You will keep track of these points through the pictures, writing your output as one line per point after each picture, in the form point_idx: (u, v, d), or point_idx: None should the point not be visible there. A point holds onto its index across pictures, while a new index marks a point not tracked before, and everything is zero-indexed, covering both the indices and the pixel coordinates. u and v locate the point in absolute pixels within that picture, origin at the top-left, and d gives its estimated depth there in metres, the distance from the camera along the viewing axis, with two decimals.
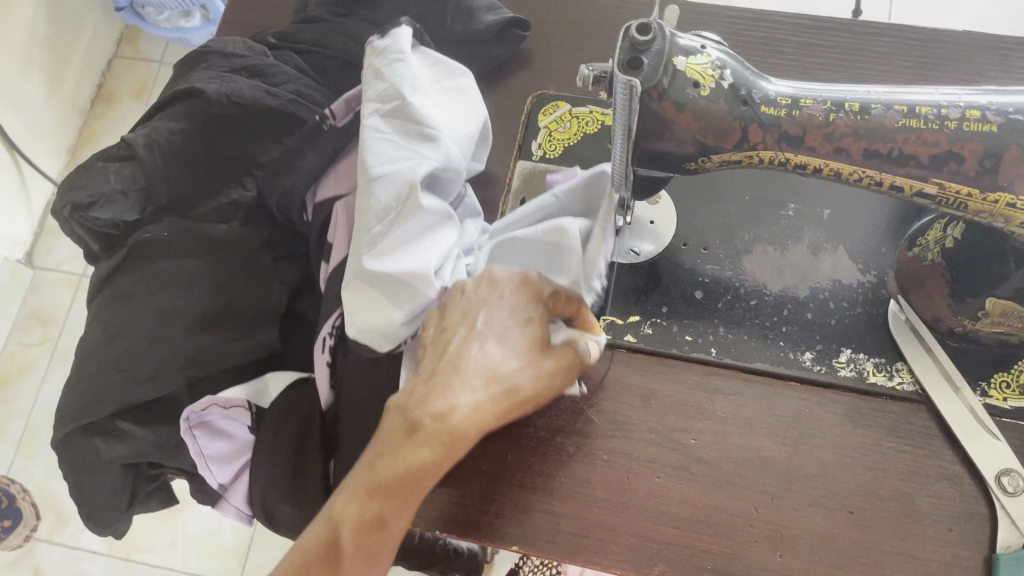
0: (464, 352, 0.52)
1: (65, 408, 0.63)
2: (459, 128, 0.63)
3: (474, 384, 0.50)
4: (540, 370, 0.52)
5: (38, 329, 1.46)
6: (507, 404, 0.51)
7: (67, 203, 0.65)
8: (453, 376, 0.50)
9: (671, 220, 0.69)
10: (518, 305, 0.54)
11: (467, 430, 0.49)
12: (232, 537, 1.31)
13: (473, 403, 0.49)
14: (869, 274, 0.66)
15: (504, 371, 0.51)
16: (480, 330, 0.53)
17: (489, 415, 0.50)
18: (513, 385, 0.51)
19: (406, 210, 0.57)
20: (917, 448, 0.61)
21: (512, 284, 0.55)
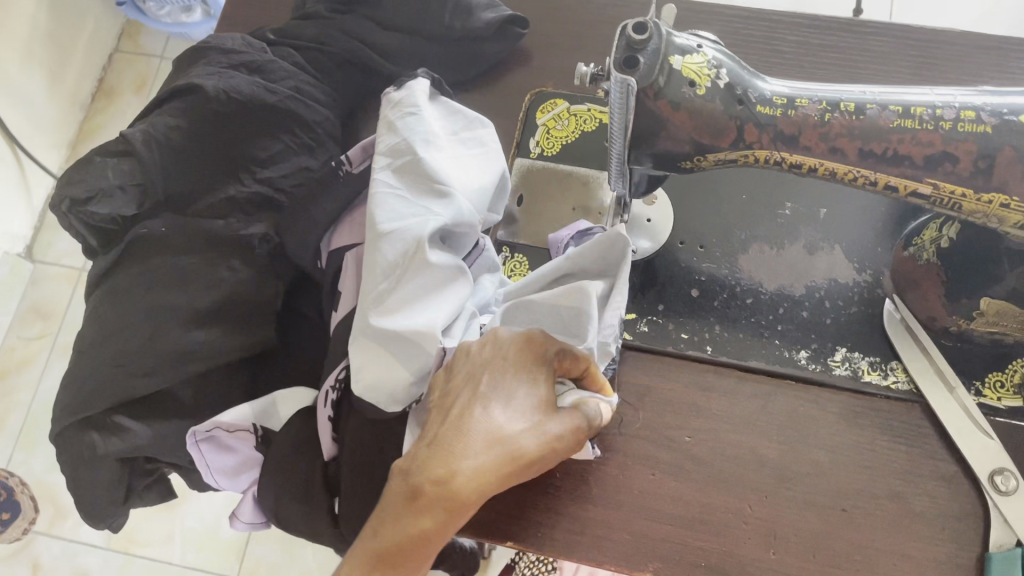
0: (468, 414, 0.47)
1: (63, 402, 0.64)
2: (474, 181, 0.60)
3: (478, 445, 0.45)
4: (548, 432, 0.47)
5: (38, 323, 1.46)
6: (515, 469, 0.45)
7: (66, 198, 0.66)
8: (456, 437, 0.45)
9: (668, 218, 0.69)
10: (524, 366, 0.49)
11: (470, 493, 0.44)
12: (230, 531, 1.32)
13: (476, 466, 0.44)
14: (865, 273, 0.66)
15: (512, 433, 0.46)
16: (485, 392, 0.48)
17: (497, 481, 0.45)
18: (520, 447, 0.45)
19: (414, 267, 0.54)
20: (910, 447, 0.61)
21: (517, 344, 0.50)
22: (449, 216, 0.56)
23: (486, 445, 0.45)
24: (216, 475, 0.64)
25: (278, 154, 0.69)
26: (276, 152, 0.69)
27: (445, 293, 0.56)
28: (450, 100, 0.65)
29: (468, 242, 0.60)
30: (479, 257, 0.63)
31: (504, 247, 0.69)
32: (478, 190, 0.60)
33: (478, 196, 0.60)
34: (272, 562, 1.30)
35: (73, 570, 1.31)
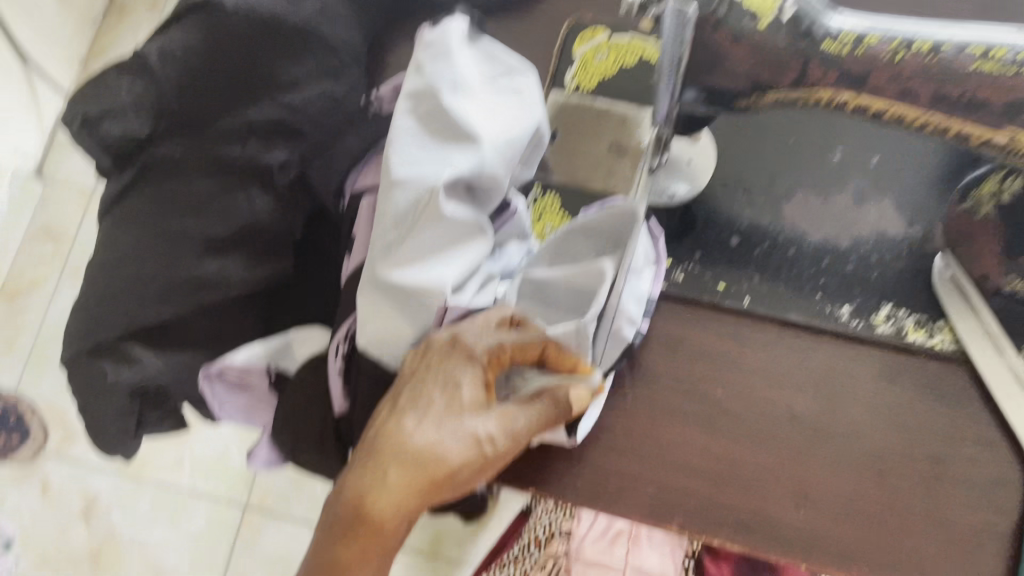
0: (386, 429, 0.47)
1: (77, 327, 0.62)
2: (503, 131, 0.56)
3: (390, 462, 0.45)
4: (467, 438, 0.46)
5: (49, 243, 1.44)
6: (433, 481, 0.45)
7: (80, 114, 0.64)
8: (370, 458, 0.46)
9: (709, 162, 0.65)
10: (446, 366, 0.48)
11: (384, 514, 0.44)
12: (239, 460, 1.32)
13: (388, 484, 0.45)
14: (916, 227, 0.63)
15: (425, 445, 0.46)
16: (403, 404, 0.48)
17: (414, 494, 0.45)
18: (434, 459, 0.45)
19: (426, 219, 0.52)
20: (953, 410, 0.58)
21: (444, 346, 0.49)
22: (467, 165, 0.53)
23: (397, 462, 0.45)
24: (229, 410, 0.62)
25: (303, 77, 0.64)
26: (298, 76, 0.64)
27: (458, 249, 0.54)
28: (491, 41, 0.60)
29: (496, 195, 0.57)
30: (511, 219, 0.60)
31: (535, 185, 0.66)
32: (507, 140, 0.55)
33: (507, 149, 0.56)
34: (280, 491, 1.30)
35: (82, 491, 1.32)
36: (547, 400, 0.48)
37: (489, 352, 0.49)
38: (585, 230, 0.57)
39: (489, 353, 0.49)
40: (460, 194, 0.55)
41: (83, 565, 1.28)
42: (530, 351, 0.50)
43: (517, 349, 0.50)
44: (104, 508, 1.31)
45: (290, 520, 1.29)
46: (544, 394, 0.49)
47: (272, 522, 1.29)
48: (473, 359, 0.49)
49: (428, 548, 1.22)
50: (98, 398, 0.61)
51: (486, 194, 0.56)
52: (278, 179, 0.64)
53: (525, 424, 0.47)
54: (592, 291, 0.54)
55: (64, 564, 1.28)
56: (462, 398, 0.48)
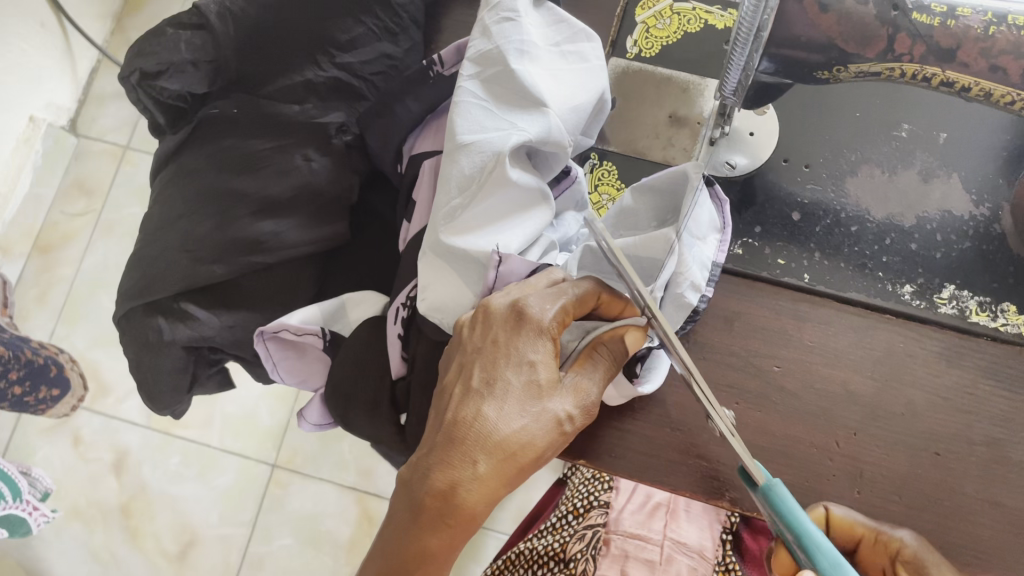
0: (463, 416, 0.45)
1: (132, 283, 0.62)
2: (569, 98, 0.55)
3: (478, 450, 0.44)
4: (550, 419, 0.46)
5: (82, 199, 1.44)
6: (522, 465, 0.45)
7: (135, 69, 0.61)
8: (453, 447, 0.45)
9: (773, 134, 0.64)
10: (518, 343, 0.47)
11: (476, 500, 0.44)
12: (268, 420, 1.32)
13: (479, 474, 0.44)
14: (983, 207, 0.62)
15: (512, 432, 0.45)
16: (478, 389, 0.46)
17: (503, 480, 0.45)
18: (522, 445, 0.45)
19: (491, 184, 0.52)
20: (1015, 395, 0.57)
21: (509, 319, 0.48)
22: (535, 131, 0.53)
23: (485, 451, 0.44)
24: (281, 373, 0.62)
25: (360, 38, 0.62)
26: (357, 37, 0.62)
27: (522, 215, 0.54)
28: (559, 6, 0.59)
29: (558, 163, 0.57)
30: (569, 187, 0.60)
31: (592, 153, 0.65)
32: (574, 107, 0.55)
33: (574, 115, 0.55)
34: (309, 451, 1.31)
35: (114, 445, 1.33)
36: (605, 354, 0.49)
37: (556, 320, 0.48)
38: (641, 197, 0.56)
39: (557, 320, 0.48)
40: (523, 161, 0.54)
41: (115, 516, 1.30)
42: (588, 303, 0.50)
43: (577, 308, 0.49)
44: (134, 462, 1.32)
45: (317, 480, 1.29)
46: (599, 350, 0.49)
47: (301, 481, 1.30)
48: (543, 332, 0.47)
49: None
50: (151, 355, 0.62)
51: (548, 161, 0.57)
52: (334, 140, 0.63)
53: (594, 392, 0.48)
54: (659, 259, 0.53)
55: (96, 515, 1.30)
56: (540, 377, 0.47)
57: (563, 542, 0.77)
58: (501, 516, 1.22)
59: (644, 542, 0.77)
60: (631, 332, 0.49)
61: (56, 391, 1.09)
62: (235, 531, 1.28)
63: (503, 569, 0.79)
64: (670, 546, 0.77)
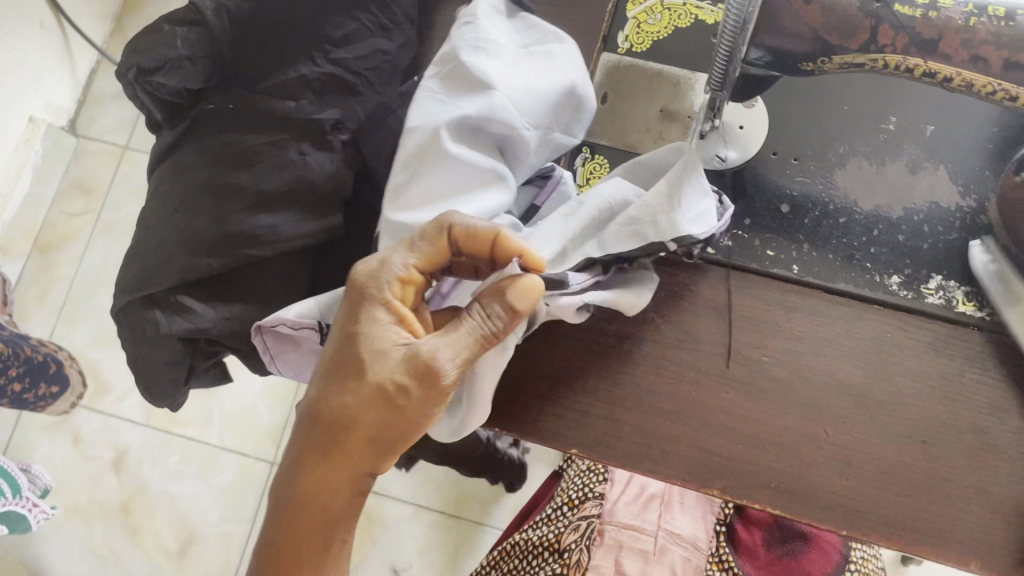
0: (302, 406, 0.49)
1: (130, 276, 0.63)
2: (519, 82, 0.56)
3: (309, 429, 0.47)
4: (376, 388, 0.46)
5: (81, 198, 1.45)
6: (347, 438, 0.47)
7: (132, 65, 0.62)
8: (294, 433, 0.48)
9: (762, 126, 0.65)
10: (350, 314, 0.49)
11: (315, 475, 0.47)
12: (268, 417, 1.33)
13: (312, 450, 0.47)
14: (970, 198, 0.62)
15: (335, 406, 0.46)
16: (315, 375, 0.49)
17: (336, 455, 0.47)
18: (346, 417, 0.46)
19: (432, 158, 0.55)
20: (1001, 382, 0.58)
21: (350, 297, 0.49)
22: (475, 108, 0.54)
23: (314, 428, 0.47)
24: (279, 365, 0.63)
25: (353, 33, 0.64)
26: (351, 32, 0.64)
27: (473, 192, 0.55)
28: (533, 15, 0.62)
29: (524, 151, 0.58)
30: (555, 187, 0.62)
31: (584, 147, 0.66)
32: (527, 91, 0.56)
33: (528, 99, 0.56)
34: None
35: (114, 443, 1.34)
36: (462, 324, 0.47)
37: (392, 290, 0.49)
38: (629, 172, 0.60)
39: (393, 288, 0.49)
40: (477, 144, 0.56)
41: (115, 515, 1.31)
42: (439, 256, 0.50)
43: (430, 266, 0.50)
44: (134, 461, 1.33)
45: None
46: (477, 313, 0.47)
47: None
48: (377, 301, 0.48)
49: (453, 506, 1.24)
50: (150, 347, 0.63)
51: (515, 151, 0.58)
52: (330, 137, 0.64)
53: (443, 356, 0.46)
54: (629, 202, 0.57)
55: (96, 514, 1.31)
56: (372, 344, 0.47)
57: (558, 533, 0.77)
58: (499, 513, 1.23)
59: (638, 532, 0.76)
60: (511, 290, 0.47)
61: (56, 389, 1.08)
62: (235, 528, 1.29)
63: (499, 559, 0.79)
64: (665, 537, 0.76)
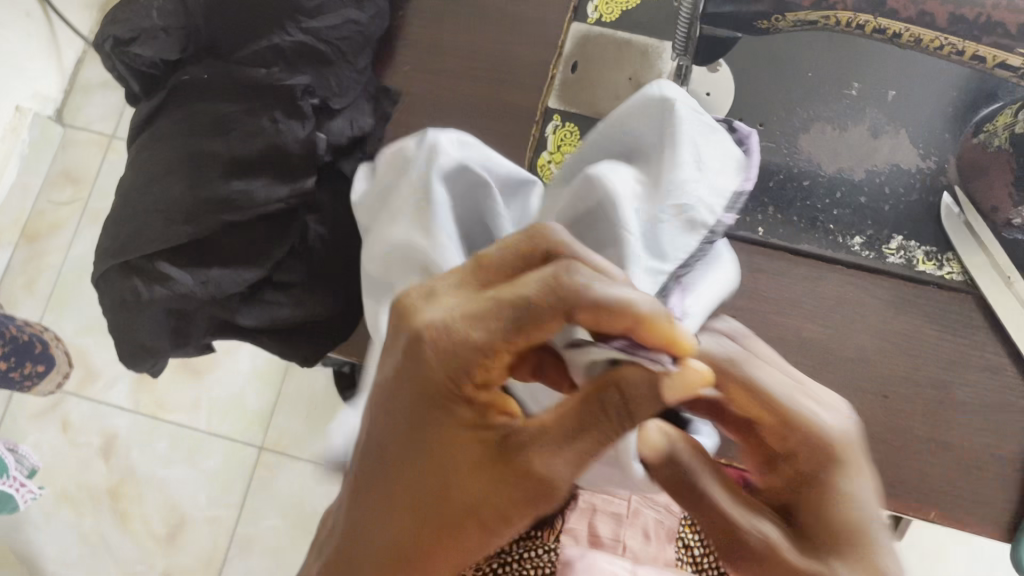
0: (370, 474, 0.41)
1: (109, 243, 0.65)
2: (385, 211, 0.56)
3: (377, 507, 0.40)
4: (476, 496, 0.39)
5: (68, 186, 1.41)
6: (430, 540, 0.40)
7: (110, 36, 0.66)
8: (358, 500, 0.41)
9: (728, 93, 0.66)
10: (429, 389, 0.39)
11: (376, 563, 0.41)
12: (256, 403, 1.26)
13: (385, 536, 0.40)
14: (930, 160, 0.63)
15: (418, 498, 0.39)
16: (388, 450, 0.40)
17: (414, 548, 0.40)
18: (433, 515, 0.39)
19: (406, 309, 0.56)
20: (961, 338, 0.60)
21: (419, 363, 0.38)
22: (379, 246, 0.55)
23: (388, 512, 0.40)
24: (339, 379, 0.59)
25: (328, 4, 0.65)
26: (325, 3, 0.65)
27: None
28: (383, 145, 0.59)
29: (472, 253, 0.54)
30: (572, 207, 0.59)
31: (554, 115, 0.67)
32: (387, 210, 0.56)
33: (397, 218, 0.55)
34: (294, 432, 1.25)
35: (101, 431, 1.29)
36: (588, 438, 0.36)
37: (481, 376, 0.38)
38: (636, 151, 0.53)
39: (483, 374, 0.38)
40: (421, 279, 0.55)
41: (104, 500, 1.26)
42: (546, 331, 0.36)
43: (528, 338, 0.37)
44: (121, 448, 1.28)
45: (301, 464, 1.23)
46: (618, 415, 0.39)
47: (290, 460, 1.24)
48: (458, 388, 0.38)
49: None
50: (129, 314, 0.64)
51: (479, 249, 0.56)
52: (300, 103, 0.64)
53: (559, 470, 0.37)
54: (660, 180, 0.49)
55: (86, 500, 1.26)
56: (469, 438, 0.39)
57: None
58: None
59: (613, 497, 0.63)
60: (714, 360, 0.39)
61: (42, 368, 1.09)
62: (222, 512, 1.23)
63: None
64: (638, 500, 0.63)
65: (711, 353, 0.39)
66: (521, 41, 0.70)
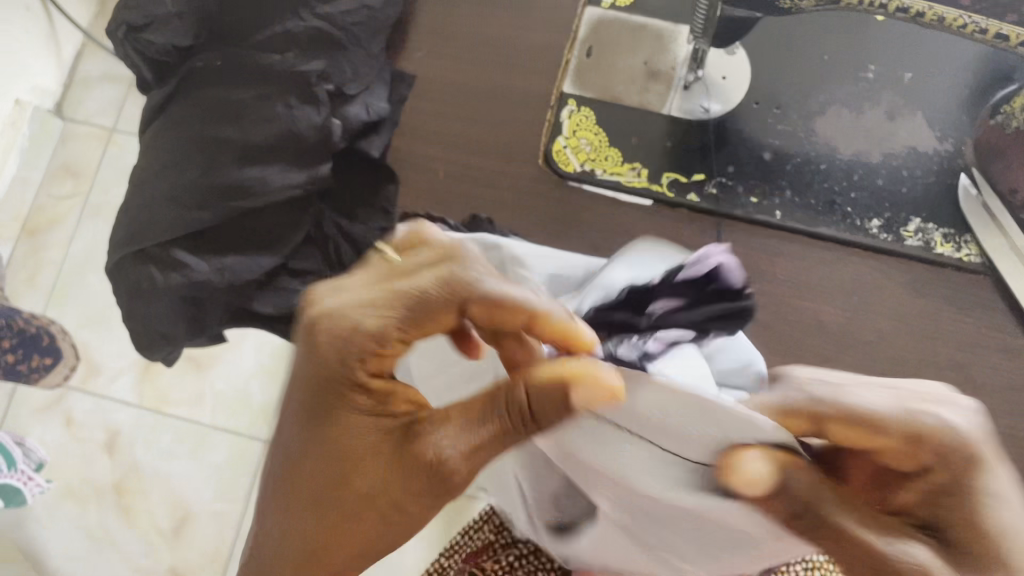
0: (283, 461, 0.40)
1: (123, 233, 0.64)
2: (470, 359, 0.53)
3: (290, 493, 0.40)
4: (377, 479, 0.38)
5: (68, 180, 1.21)
6: (338, 521, 0.39)
7: (123, 23, 0.65)
8: (275, 487, 0.40)
9: (744, 77, 0.65)
10: (323, 379, 0.37)
11: (299, 548, 0.40)
12: (261, 396, 1.11)
13: (301, 521, 0.40)
14: (947, 142, 0.63)
15: (323, 483, 0.38)
16: (292, 436, 0.39)
17: (325, 531, 0.39)
18: (339, 497, 0.38)
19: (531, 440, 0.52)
20: (979, 321, 0.60)
21: (317, 352, 0.37)
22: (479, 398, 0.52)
23: (298, 497, 0.39)
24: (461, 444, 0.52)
25: None
26: None
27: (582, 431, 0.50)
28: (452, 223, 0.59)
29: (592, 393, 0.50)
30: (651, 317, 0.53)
31: (569, 100, 0.67)
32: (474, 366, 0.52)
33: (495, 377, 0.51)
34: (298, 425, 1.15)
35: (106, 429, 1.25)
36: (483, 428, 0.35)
37: (373, 361, 0.36)
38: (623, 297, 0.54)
39: (374, 360, 0.36)
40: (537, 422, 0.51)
41: None
42: (441, 316, 0.37)
43: (420, 326, 0.37)
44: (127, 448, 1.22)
45: None
46: (845, 500, 0.32)
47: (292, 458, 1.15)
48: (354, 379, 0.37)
49: None
50: (144, 301, 0.64)
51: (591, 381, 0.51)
52: (316, 89, 0.64)
53: (449, 454, 0.36)
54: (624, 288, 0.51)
55: None
56: (364, 426, 0.37)
57: None
58: None
59: None
60: (942, 434, 0.33)
61: (49, 361, 1.09)
62: None
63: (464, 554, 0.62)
64: None
65: (944, 430, 0.33)
66: (539, 24, 0.70)
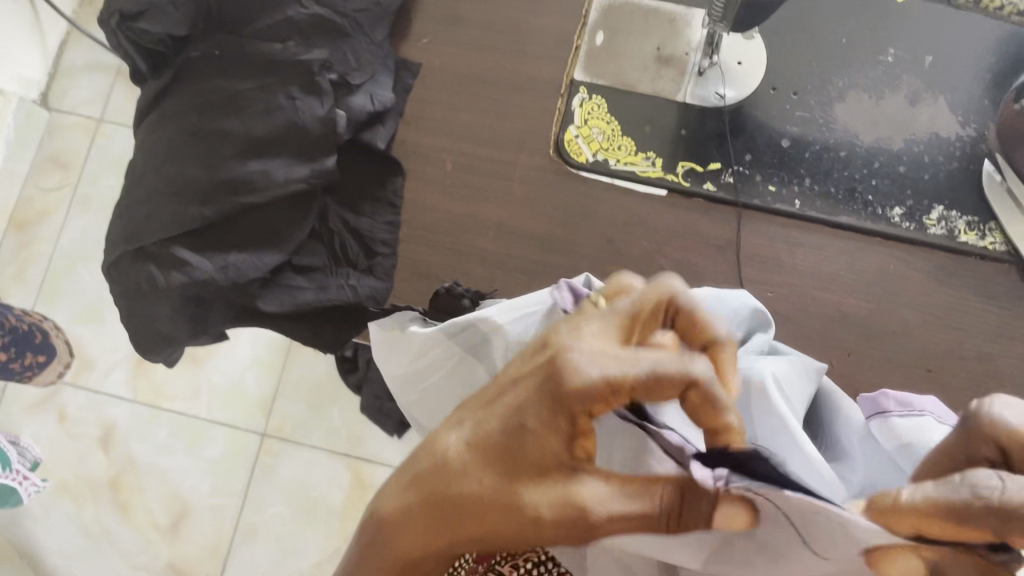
0: (481, 427, 0.39)
1: (119, 230, 0.62)
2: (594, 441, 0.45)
3: (471, 450, 0.38)
4: (537, 498, 0.37)
5: (57, 173, 1.21)
6: (487, 512, 0.37)
7: (115, 11, 0.62)
8: (451, 441, 0.39)
9: (761, 63, 0.63)
10: (550, 406, 0.37)
11: (444, 502, 0.38)
12: (256, 389, 1.13)
13: (466, 482, 0.38)
14: (969, 127, 0.62)
15: (498, 478, 0.37)
16: (503, 412, 0.38)
17: (476, 512, 0.38)
18: (499, 495, 0.37)
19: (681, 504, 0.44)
20: (1003, 309, 0.59)
21: (558, 379, 0.37)
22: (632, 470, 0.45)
23: (470, 467, 0.38)
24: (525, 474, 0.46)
25: None
26: None
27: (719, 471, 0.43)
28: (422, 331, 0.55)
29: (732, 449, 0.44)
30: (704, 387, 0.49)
31: (581, 88, 0.65)
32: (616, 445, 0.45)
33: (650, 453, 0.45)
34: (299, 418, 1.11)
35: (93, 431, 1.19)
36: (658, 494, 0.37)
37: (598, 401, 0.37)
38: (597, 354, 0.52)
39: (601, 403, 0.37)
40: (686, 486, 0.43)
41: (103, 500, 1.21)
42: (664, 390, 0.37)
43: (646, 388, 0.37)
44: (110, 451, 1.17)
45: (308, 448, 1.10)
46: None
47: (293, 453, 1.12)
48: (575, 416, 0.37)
49: None
50: (145, 302, 0.61)
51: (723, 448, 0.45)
52: (318, 78, 0.62)
53: (613, 506, 0.37)
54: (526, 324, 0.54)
55: None
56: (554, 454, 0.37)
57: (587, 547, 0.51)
58: None
59: None
60: None
61: (43, 359, 1.06)
62: None
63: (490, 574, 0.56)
64: None
65: None
66: (546, 11, 0.68)
